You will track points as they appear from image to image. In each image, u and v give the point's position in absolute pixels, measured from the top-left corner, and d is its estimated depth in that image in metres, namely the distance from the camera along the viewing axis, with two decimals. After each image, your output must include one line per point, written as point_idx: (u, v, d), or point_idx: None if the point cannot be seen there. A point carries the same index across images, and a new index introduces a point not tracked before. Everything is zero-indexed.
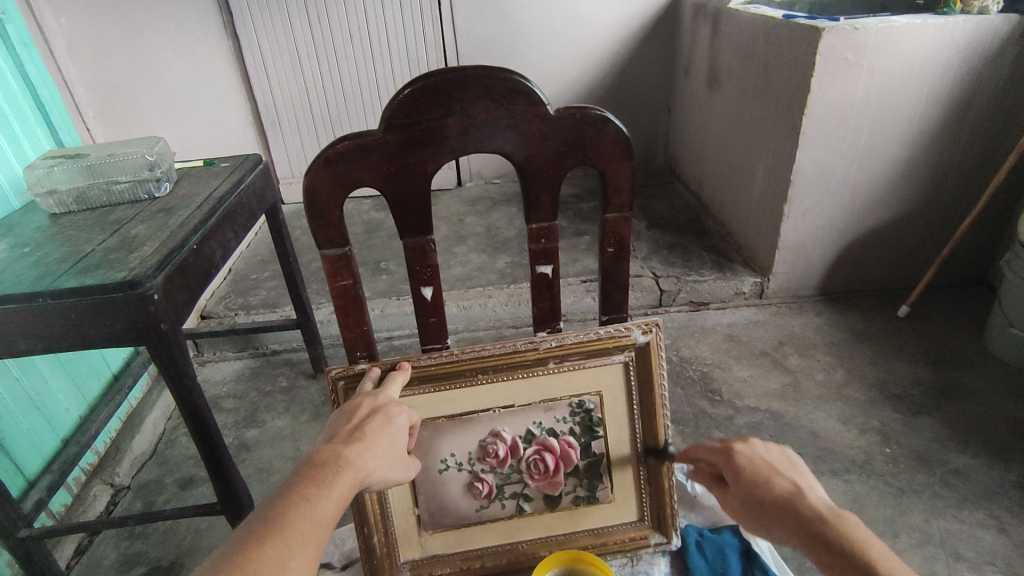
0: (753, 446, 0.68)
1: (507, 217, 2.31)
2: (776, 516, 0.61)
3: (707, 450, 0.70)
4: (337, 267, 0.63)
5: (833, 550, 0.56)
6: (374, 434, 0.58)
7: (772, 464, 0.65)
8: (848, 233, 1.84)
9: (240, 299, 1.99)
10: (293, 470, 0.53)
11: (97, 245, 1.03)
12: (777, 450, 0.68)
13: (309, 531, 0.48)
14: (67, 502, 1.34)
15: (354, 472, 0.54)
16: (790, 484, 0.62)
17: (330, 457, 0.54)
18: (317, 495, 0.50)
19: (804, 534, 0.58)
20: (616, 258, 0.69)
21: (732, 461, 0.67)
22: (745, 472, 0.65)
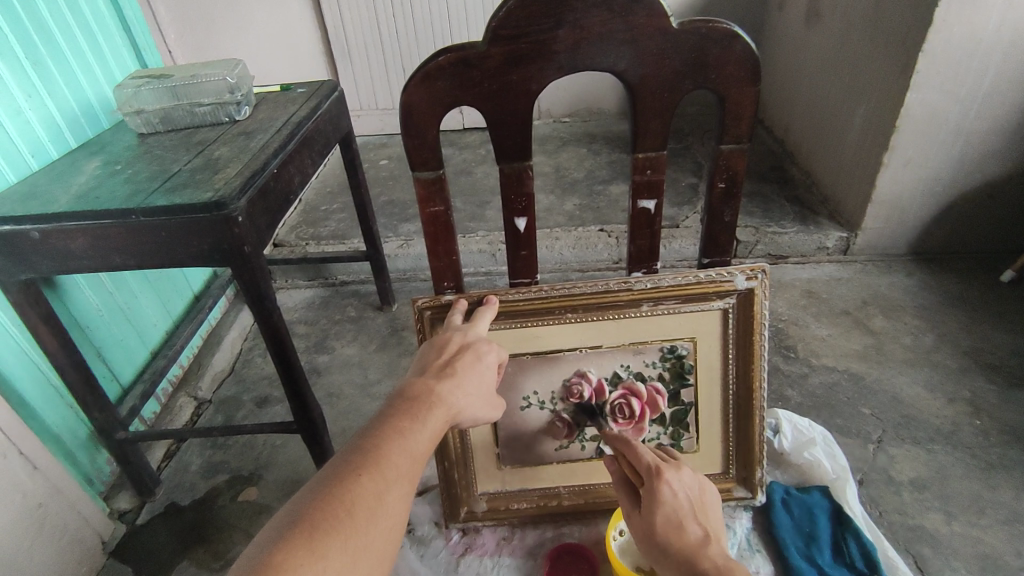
0: (682, 479, 0.63)
1: (577, 157, 2.22)
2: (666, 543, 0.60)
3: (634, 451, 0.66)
4: (430, 192, 0.61)
5: None
6: (466, 370, 0.57)
7: (689, 506, 0.62)
8: (954, 187, 1.67)
9: (310, 230, 2.03)
10: (387, 402, 0.53)
11: (183, 166, 1.05)
12: (698, 489, 0.63)
13: (403, 465, 0.47)
14: (156, 409, 1.45)
15: (447, 408, 0.53)
16: (701, 534, 0.60)
17: (424, 392, 0.53)
18: (411, 429, 0.50)
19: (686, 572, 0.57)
20: (725, 195, 0.63)
21: (656, 493, 0.62)
22: (662, 507, 0.62)
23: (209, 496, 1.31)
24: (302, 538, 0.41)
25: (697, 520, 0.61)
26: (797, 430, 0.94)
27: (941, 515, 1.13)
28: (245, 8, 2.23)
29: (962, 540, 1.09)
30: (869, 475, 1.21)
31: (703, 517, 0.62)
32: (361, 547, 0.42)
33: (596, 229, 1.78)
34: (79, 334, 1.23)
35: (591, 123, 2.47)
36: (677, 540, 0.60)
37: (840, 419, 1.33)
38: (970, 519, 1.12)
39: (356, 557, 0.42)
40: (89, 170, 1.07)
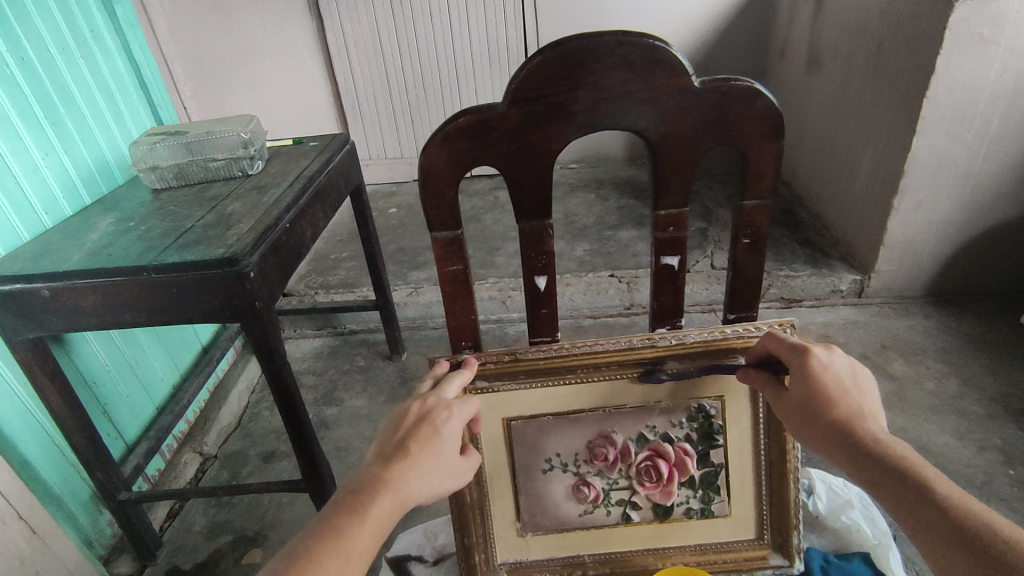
0: (832, 354, 0.59)
1: (585, 203, 2.24)
2: (897, 504, 0.51)
3: (809, 364, 0.58)
4: (448, 251, 0.60)
5: (898, 479, 0.51)
6: (420, 449, 0.56)
7: (847, 377, 0.58)
8: (968, 228, 1.66)
9: (320, 279, 2.03)
10: (336, 495, 0.54)
11: (196, 222, 1.05)
12: (852, 365, 0.59)
13: (336, 570, 0.48)
14: (160, 467, 1.41)
15: (395, 498, 0.53)
16: (856, 407, 0.56)
17: (370, 482, 0.53)
18: (349, 528, 0.50)
19: (988, 568, 0.45)
20: (748, 250, 0.62)
21: (807, 367, 0.59)
22: (814, 380, 0.58)
23: (213, 558, 1.26)
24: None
25: (843, 391, 0.57)
26: (833, 491, 0.92)
27: None
28: (259, 65, 2.30)
29: None
30: None
31: (859, 390, 0.58)
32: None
33: (606, 274, 1.78)
34: (85, 391, 1.21)
35: (597, 170, 2.50)
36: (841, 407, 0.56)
37: None
38: None
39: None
40: (102, 226, 1.07)
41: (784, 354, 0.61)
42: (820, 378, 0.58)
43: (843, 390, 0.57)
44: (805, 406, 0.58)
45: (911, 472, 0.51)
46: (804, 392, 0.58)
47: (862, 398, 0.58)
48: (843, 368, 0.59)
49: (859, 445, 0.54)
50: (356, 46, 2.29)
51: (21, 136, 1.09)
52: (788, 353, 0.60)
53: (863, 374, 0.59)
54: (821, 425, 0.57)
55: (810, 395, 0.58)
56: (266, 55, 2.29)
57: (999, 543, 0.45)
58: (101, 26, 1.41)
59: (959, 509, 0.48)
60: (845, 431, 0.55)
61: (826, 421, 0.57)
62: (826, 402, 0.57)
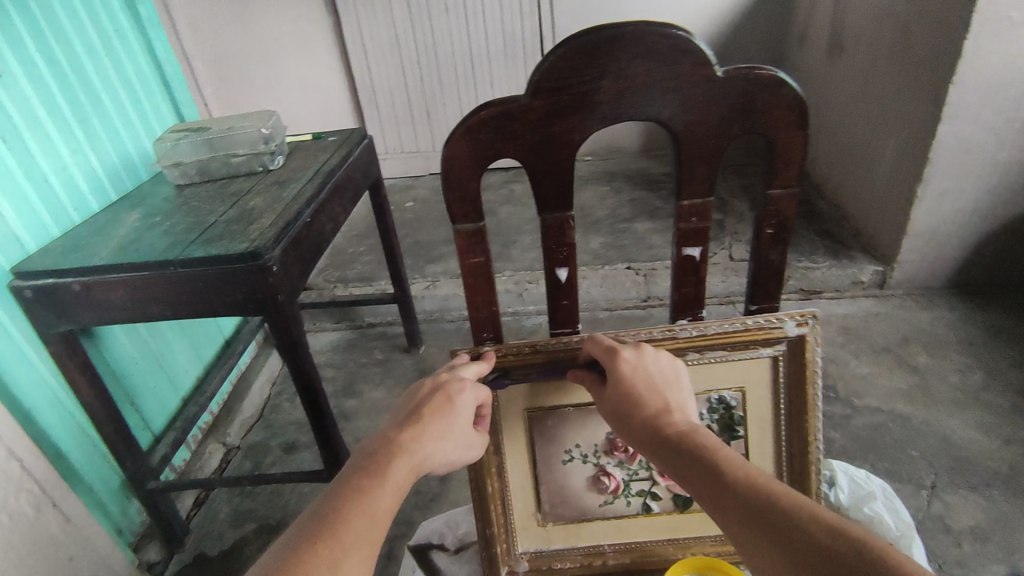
0: (644, 353, 0.61)
1: (601, 195, 2.23)
2: (702, 494, 0.51)
3: (618, 364, 0.60)
4: (470, 244, 0.60)
5: (703, 471, 0.51)
6: (432, 414, 0.58)
7: (661, 374, 0.59)
8: (993, 218, 1.63)
9: (339, 273, 2.05)
10: (352, 462, 0.55)
11: (219, 217, 1.07)
12: (665, 363, 0.60)
13: (363, 527, 0.49)
14: (186, 457, 1.44)
15: (412, 459, 0.55)
16: (662, 405, 0.57)
17: (385, 446, 0.55)
18: (372, 488, 0.52)
19: (783, 542, 0.45)
20: (773, 240, 0.62)
21: (616, 368, 0.60)
22: (624, 381, 0.59)
23: (238, 546, 1.29)
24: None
25: (649, 388, 0.58)
26: (855, 483, 0.92)
27: (1007, 567, 1.06)
28: (277, 61, 2.32)
29: None
30: (924, 523, 1.15)
31: (669, 386, 0.59)
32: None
33: (623, 267, 1.78)
34: (113, 382, 1.24)
35: (614, 162, 2.48)
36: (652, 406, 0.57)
37: (888, 463, 1.27)
38: None
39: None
40: (129, 222, 1.09)
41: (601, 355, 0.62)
42: (631, 379, 0.59)
43: (656, 387, 0.59)
44: (620, 406, 0.59)
45: (710, 462, 0.51)
46: (616, 393, 0.59)
47: (670, 392, 0.59)
48: (655, 366, 0.60)
49: (667, 440, 0.54)
50: (373, 40, 2.29)
51: (49, 134, 1.12)
52: (602, 354, 0.61)
53: (676, 370, 0.60)
54: (636, 424, 0.57)
55: (625, 393, 0.59)
56: (283, 51, 2.30)
57: (788, 513, 0.46)
58: (124, 24, 1.43)
59: (753, 485, 0.49)
60: (653, 430, 0.56)
61: (639, 419, 0.57)
62: (639, 400, 0.58)
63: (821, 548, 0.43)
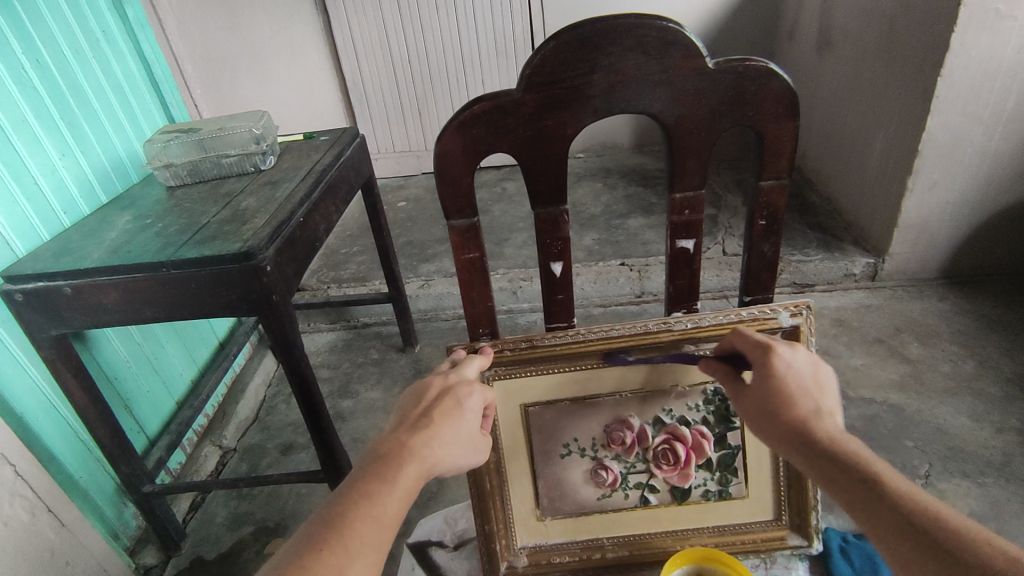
0: (796, 352, 0.59)
1: (594, 192, 2.23)
2: (849, 500, 0.50)
3: (772, 361, 0.58)
4: (464, 239, 0.60)
5: (851, 476, 0.50)
6: (442, 419, 0.58)
7: (808, 376, 0.58)
8: (983, 209, 1.64)
9: (332, 273, 2.05)
10: (360, 462, 0.55)
11: (211, 218, 1.06)
12: (813, 365, 0.59)
13: (369, 533, 0.49)
14: (182, 460, 1.43)
15: (420, 464, 0.55)
16: (818, 408, 0.56)
17: (396, 448, 0.54)
18: (380, 493, 0.51)
19: (934, 557, 0.44)
20: (765, 232, 0.62)
21: (769, 366, 0.58)
22: (774, 380, 0.58)
23: (236, 548, 1.29)
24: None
25: (804, 390, 0.57)
26: None
27: None
28: (267, 61, 2.31)
29: None
30: None
31: (819, 389, 0.58)
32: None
33: (617, 263, 1.78)
34: (107, 386, 1.23)
35: (606, 159, 2.49)
36: (803, 406, 0.56)
37: (883, 453, 1.28)
38: None
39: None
40: (120, 224, 1.08)
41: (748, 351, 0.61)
42: (783, 378, 0.58)
43: (808, 387, 0.57)
44: (768, 404, 0.58)
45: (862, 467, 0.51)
46: (765, 390, 0.58)
47: (824, 395, 0.58)
48: (802, 366, 0.59)
49: (818, 441, 0.54)
50: (363, 39, 2.29)
51: (38, 137, 1.11)
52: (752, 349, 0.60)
53: (826, 374, 0.59)
54: (784, 422, 0.56)
55: (775, 391, 0.58)
56: (273, 51, 2.29)
57: (946, 531, 0.45)
58: (112, 25, 1.42)
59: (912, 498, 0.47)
60: (802, 430, 0.55)
61: (787, 418, 0.57)
62: (787, 400, 0.57)
63: (969, 562, 0.43)
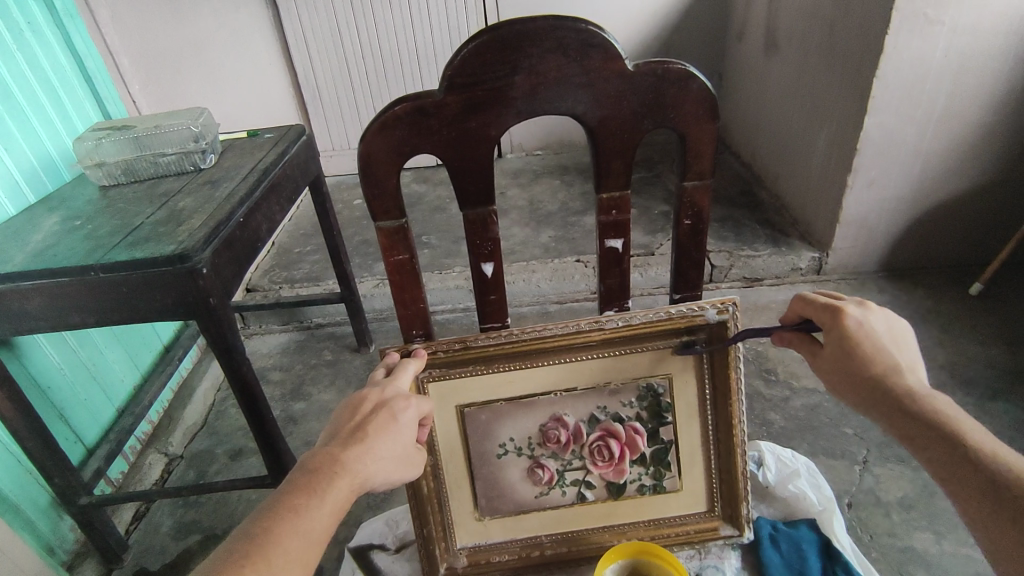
0: (872, 313, 0.65)
1: (551, 189, 2.24)
2: (933, 453, 0.58)
3: (842, 325, 0.65)
4: (392, 240, 0.60)
5: (935, 431, 0.58)
6: (377, 433, 0.58)
7: (883, 335, 0.64)
8: (919, 205, 1.71)
9: (285, 273, 2.00)
10: (291, 474, 0.55)
11: (145, 219, 1.02)
12: (889, 323, 0.65)
13: (293, 549, 0.50)
14: (124, 469, 1.39)
15: (352, 478, 0.55)
16: (890, 364, 0.63)
17: (327, 463, 0.55)
18: (308, 507, 0.52)
19: (988, 496, 0.53)
20: (692, 232, 0.64)
21: (845, 327, 0.65)
22: (846, 341, 0.65)
23: (181, 558, 1.26)
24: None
25: (873, 347, 0.64)
26: (781, 462, 0.96)
27: (931, 534, 1.12)
28: (213, 56, 2.24)
29: (956, 559, 1.07)
30: (856, 497, 1.20)
31: (882, 344, 0.64)
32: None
33: (572, 260, 1.79)
34: (39, 395, 1.18)
35: (563, 156, 2.50)
36: (874, 364, 0.63)
37: (824, 441, 1.33)
38: (962, 538, 1.11)
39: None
40: (47, 226, 1.04)
41: (817, 317, 0.67)
42: (856, 337, 0.64)
43: (881, 346, 0.64)
44: (839, 366, 0.66)
45: (939, 422, 0.58)
46: (839, 353, 0.65)
47: (899, 350, 0.64)
48: (878, 325, 0.65)
49: (887, 398, 0.62)
50: (314, 34, 2.24)
51: None
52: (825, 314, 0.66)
53: (885, 329, 0.65)
54: (856, 382, 0.64)
55: (844, 353, 0.65)
56: (219, 45, 2.23)
57: (1005, 479, 0.53)
58: (39, 17, 1.36)
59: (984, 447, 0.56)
60: (880, 386, 0.62)
61: (861, 378, 0.64)
62: (860, 359, 0.64)
63: None
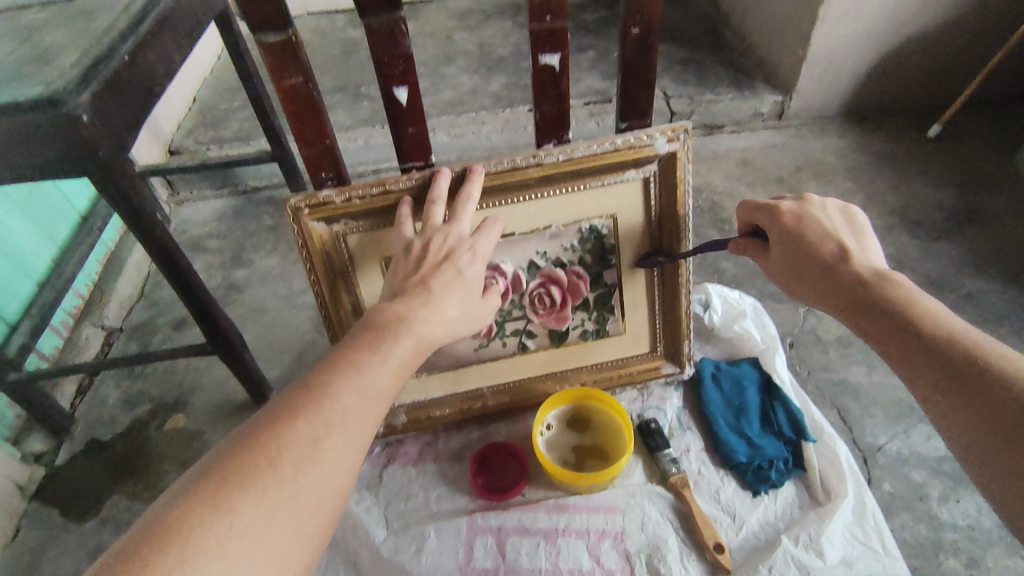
0: (821, 207, 0.70)
1: (502, 30, 2.03)
2: (889, 340, 0.62)
3: (785, 220, 0.70)
4: (280, 60, 0.54)
5: (891, 314, 0.62)
6: (442, 288, 0.56)
7: (835, 224, 0.69)
8: (890, 39, 1.61)
9: (210, 132, 1.82)
10: (357, 327, 0.54)
11: (7, 57, 0.85)
12: (842, 215, 0.70)
13: (352, 405, 0.49)
14: (59, 344, 1.33)
15: (417, 338, 0.54)
16: (837, 249, 0.67)
17: (391, 319, 0.54)
18: (370, 362, 0.51)
19: (944, 376, 0.57)
20: (639, 45, 0.58)
21: (786, 223, 0.69)
22: (794, 234, 0.69)
23: (134, 427, 1.24)
24: (235, 478, 0.44)
25: (821, 239, 0.68)
26: (727, 303, 0.95)
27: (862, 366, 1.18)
28: None
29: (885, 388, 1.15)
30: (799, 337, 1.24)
31: (843, 233, 0.68)
32: (285, 490, 0.45)
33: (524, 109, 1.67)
34: None
35: None
36: (824, 254, 0.67)
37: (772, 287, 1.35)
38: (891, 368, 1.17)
39: (285, 498, 0.45)
40: None
41: (763, 215, 0.72)
42: (800, 231, 0.69)
43: (828, 234, 0.68)
44: (789, 260, 0.69)
45: (897, 306, 0.62)
46: (788, 244, 0.69)
47: (842, 234, 0.68)
48: (825, 218, 0.69)
49: (843, 287, 0.65)
50: None
51: None
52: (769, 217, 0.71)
53: (839, 218, 0.69)
54: (810, 276, 0.68)
55: (793, 245, 0.69)
56: None
57: (962, 355, 0.57)
58: None
59: (928, 316, 0.60)
60: (834, 273, 0.66)
61: (817, 269, 0.67)
62: (812, 249, 0.68)
63: (996, 378, 0.54)
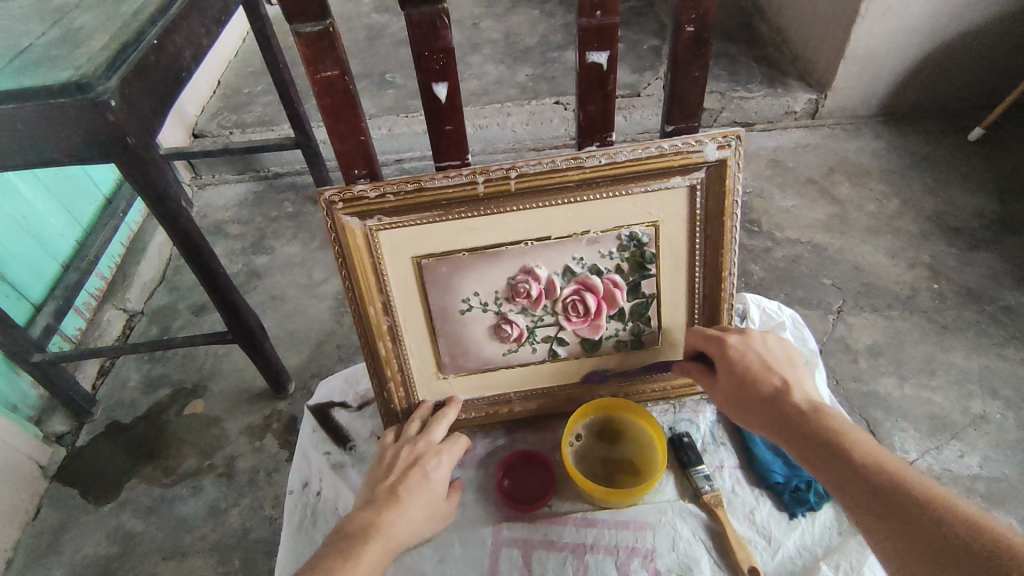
0: (767, 340, 0.66)
1: (528, 19, 1.99)
2: (830, 474, 0.55)
3: (732, 353, 0.65)
4: (315, 51, 0.52)
5: (829, 445, 0.56)
6: (410, 493, 0.63)
7: (776, 354, 0.65)
8: (932, 38, 1.55)
9: (234, 117, 1.81)
10: (329, 537, 0.60)
11: (36, 39, 0.85)
12: (783, 348, 0.66)
13: None
14: (81, 327, 1.32)
15: (385, 541, 0.59)
16: (781, 381, 0.62)
17: (364, 526, 0.60)
18: (343, 568, 0.56)
19: (885, 517, 0.50)
20: (692, 42, 0.56)
21: (727, 352, 0.65)
22: (735, 361, 0.65)
23: (153, 411, 1.25)
24: None
25: (764, 371, 0.63)
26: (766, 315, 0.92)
27: (894, 378, 1.17)
28: None
29: (915, 402, 1.14)
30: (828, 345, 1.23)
31: (785, 364, 0.64)
32: None
33: (550, 101, 1.63)
34: None
35: None
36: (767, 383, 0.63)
37: (801, 293, 1.32)
38: (922, 381, 1.16)
39: None
40: None
41: (709, 346, 0.67)
42: (741, 360, 0.65)
43: (769, 366, 0.63)
44: (735, 386, 0.64)
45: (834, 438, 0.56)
46: (734, 376, 0.64)
47: (784, 368, 0.64)
48: (768, 347, 0.66)
49: (781, 417, 0.60)
50: None
51: None
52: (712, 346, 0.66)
53: (781, 352, 0.66)
54: (753, 405, 0.63)
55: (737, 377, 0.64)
56: None
57: (902, 493, 0.51)
58: None
59: (869, 454, 0.54)
60: (775, 405, 0.61)
61: (759, 399, 0.62)
62: (754, 379, 0.63)
63: (940, 527, 0.47)
